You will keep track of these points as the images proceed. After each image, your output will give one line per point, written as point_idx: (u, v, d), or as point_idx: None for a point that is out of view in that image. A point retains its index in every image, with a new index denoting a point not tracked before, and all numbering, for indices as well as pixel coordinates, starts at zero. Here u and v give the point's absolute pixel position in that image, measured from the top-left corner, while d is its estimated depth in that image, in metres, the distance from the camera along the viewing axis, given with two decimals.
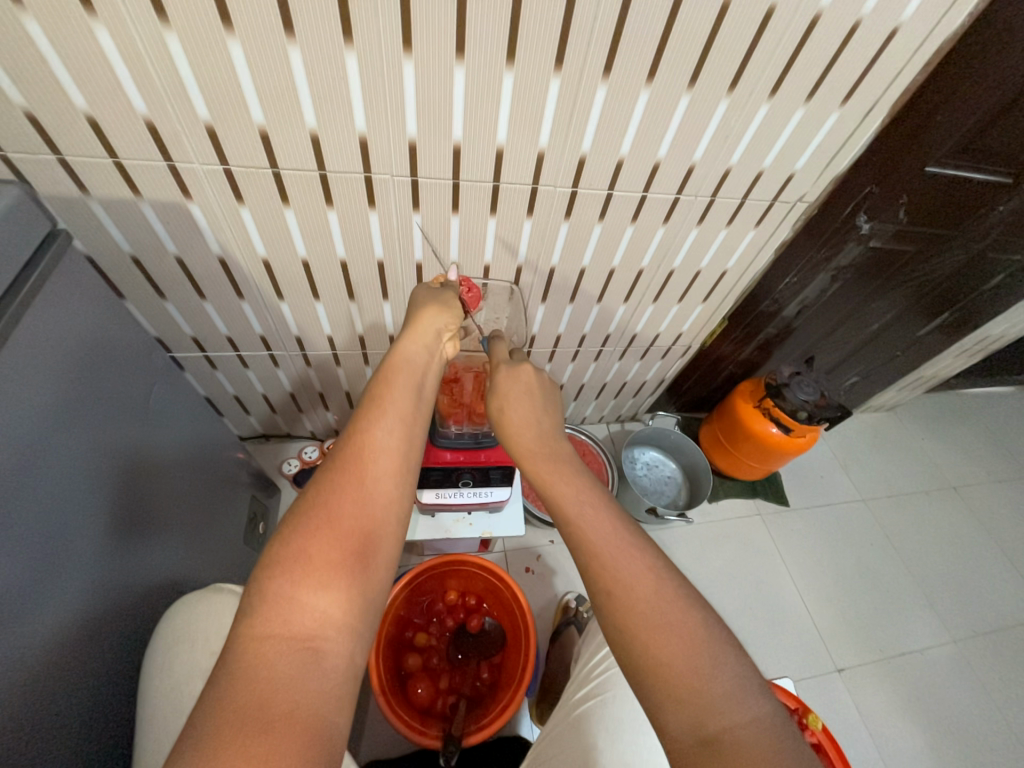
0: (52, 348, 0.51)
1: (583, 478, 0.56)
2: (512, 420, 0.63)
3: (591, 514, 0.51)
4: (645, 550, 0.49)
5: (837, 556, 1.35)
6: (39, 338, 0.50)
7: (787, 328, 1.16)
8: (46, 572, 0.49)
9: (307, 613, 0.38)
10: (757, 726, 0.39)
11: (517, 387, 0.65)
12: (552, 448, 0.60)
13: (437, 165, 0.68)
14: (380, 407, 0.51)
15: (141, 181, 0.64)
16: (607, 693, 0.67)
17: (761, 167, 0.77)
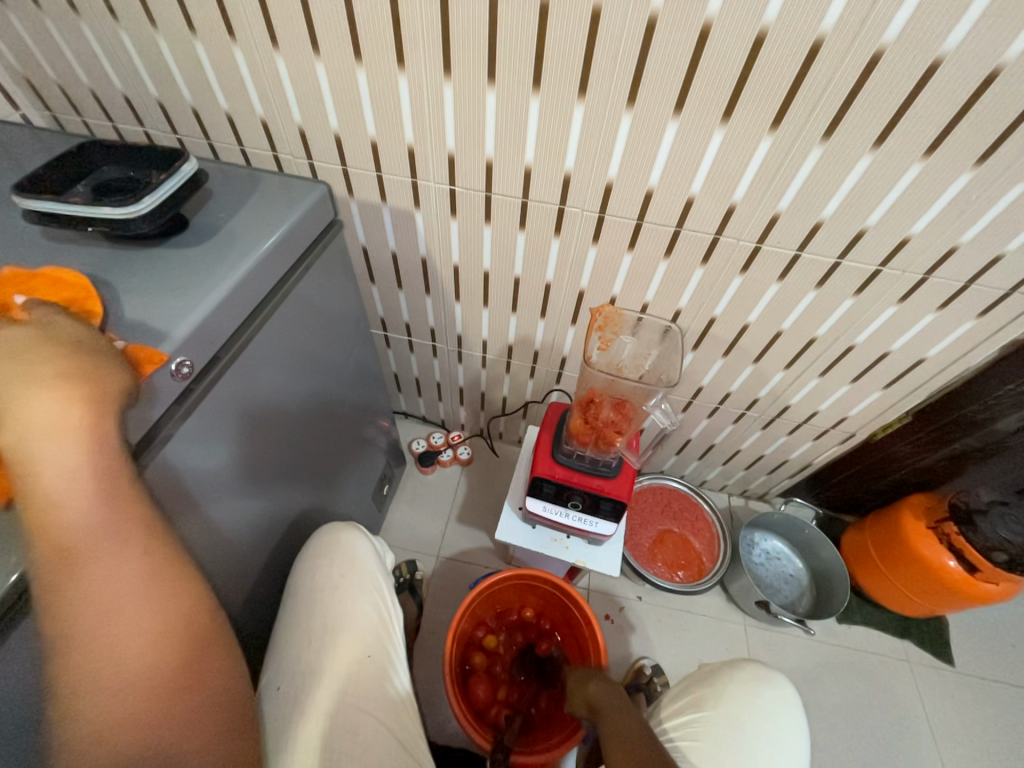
0: (298, 316, 0.68)
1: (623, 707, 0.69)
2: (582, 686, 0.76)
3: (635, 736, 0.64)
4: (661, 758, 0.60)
5: (1017, 758, 1.02)
6: (296, 304, 0.67)
7: (996, 444, 0.93)
8: (232, 491, 0.61)
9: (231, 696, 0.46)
10: None
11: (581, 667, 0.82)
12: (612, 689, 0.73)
13: (627, 206, 0.73)
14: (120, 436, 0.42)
15: (389, 191, 0.81)
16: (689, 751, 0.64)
17: (1002, 250, 0.66)
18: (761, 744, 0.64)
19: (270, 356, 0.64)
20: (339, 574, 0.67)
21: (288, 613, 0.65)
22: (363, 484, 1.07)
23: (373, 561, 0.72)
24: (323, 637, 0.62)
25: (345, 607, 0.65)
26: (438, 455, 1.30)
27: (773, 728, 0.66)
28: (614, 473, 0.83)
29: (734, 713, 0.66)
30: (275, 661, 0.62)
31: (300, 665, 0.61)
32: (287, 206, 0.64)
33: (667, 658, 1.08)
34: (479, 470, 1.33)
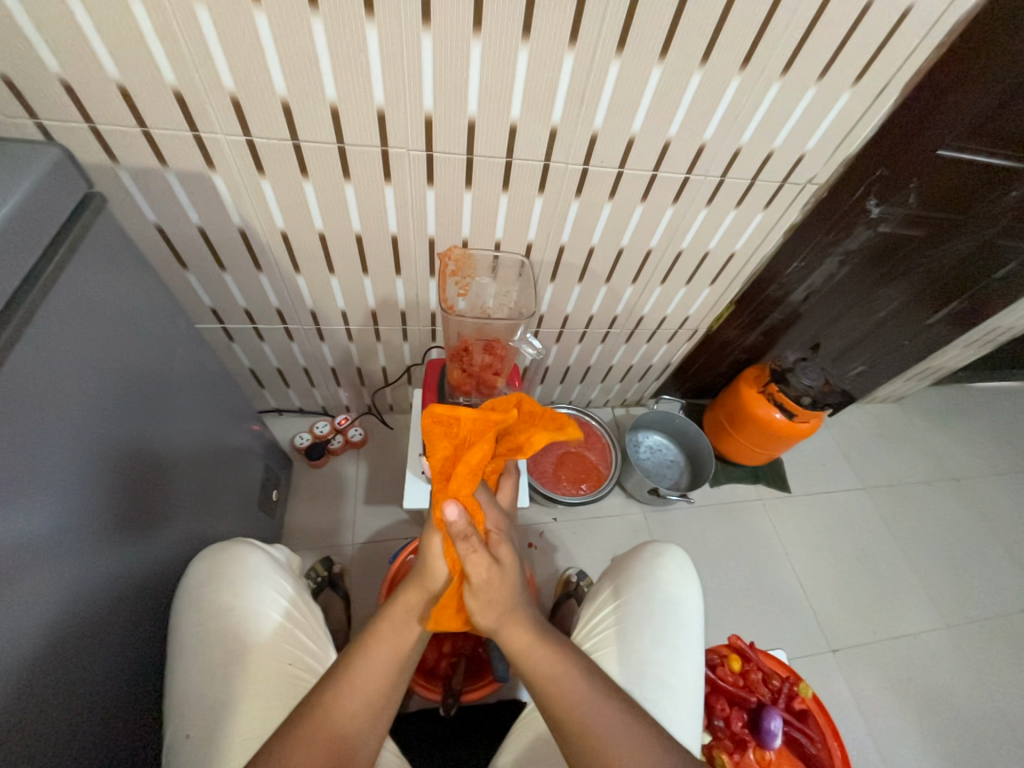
0: (77, 320, 0.54)
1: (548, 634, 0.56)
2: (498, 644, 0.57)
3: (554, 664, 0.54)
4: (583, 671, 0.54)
5: (836, 542, 1.37)
6: (67, 306, 0.53)
7: (793, 314, 1.17)
8: (51, 556, 0.50)
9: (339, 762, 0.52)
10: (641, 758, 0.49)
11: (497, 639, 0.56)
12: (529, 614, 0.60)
13: (453, 140, 0.69)
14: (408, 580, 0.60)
15: (167, 151, 0.66)
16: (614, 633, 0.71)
17: (772, 147, 0.77)
18: (666, 607, 0.72)
19: (44, 378, 0.49)
20: (232, 596, 0.60)
21: (178, 656, 0.57)
22: (244, 495, 0.96)
23: (271, 569, 0.65)
24: (229, 665, 0.56)
25: (247, 626, 0.58)
26: (327, 445, 1.21)
27: (673, 591, 0.73)
28: None
29: (641, 590, 0.74)
30: (174, 711, 0.54)
31: (207, 702, 0.54)
32: (6, 180, 0.48)
33: (587, 562, 1.21)
34: (376, 447, 1.28)
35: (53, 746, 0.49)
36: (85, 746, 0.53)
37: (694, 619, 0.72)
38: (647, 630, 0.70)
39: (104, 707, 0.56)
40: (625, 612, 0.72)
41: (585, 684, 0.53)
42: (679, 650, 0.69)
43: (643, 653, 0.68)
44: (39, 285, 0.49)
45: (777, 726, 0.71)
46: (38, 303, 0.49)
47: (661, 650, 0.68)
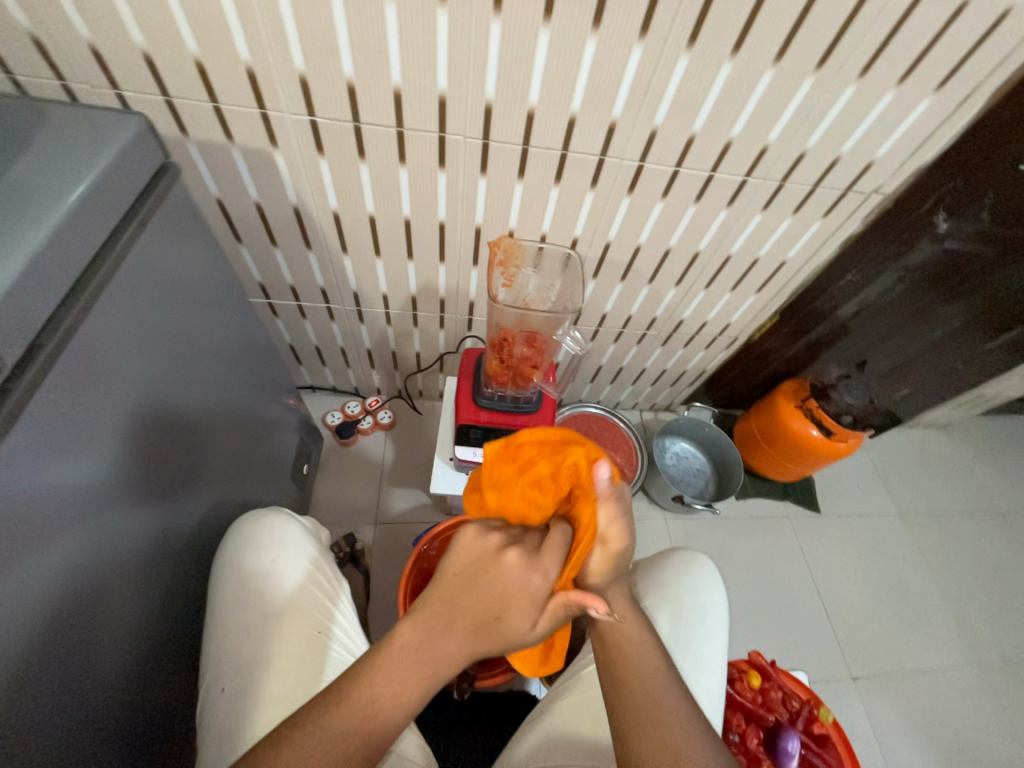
0: (142, 286, 0.56)
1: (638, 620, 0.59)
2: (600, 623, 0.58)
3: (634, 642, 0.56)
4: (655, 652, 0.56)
5: (865, 568, 1.32)
6: (139, 270, 0.55)
7: (840, 329, 1.13)
8: (104, 508, 0.53)
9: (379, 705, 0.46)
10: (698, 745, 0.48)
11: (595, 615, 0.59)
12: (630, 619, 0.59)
13: (510, 130, 0.69)
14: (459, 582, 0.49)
15: (233, 126, 0.68)
16: None
17: (839, 152, 0.74)
18: (693, 613, 0.71)
19: (113, 337, 0.52)
20: (269, 561, 0.62)
21: (217, 612, 0.59)
22: (278, 466, 0.99)
23: (305, 539, 0.67)
24: (265, 625, 0.58)
25: (282, 591, 0.60)
26: (357, 424, 1.24)
27: (701, 598, 0.73)
28: (536, 409, 0.85)
29: (668, 594, 0.73)
30: (212, 663, 0.57)
31: (242, 659, 0.56)
32: (90, 147, 0.51)
33: None
34: (404, 431, 1.30)
35: (96, 682, 0.52)
36: (124, 686, 0.57)
37: (719, 629, 0.71)
38: (672, 634, 0.69)
39: (142, 652, 0.60)
40: (651, 611, 0.71)
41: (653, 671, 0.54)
42: (703, 657, 0.68)
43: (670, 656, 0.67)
44: (114, 253, 0.52)
45: (794, 747, 0.71)
46: (113, 267, 0.51)
47: (688, 655, 0.68)
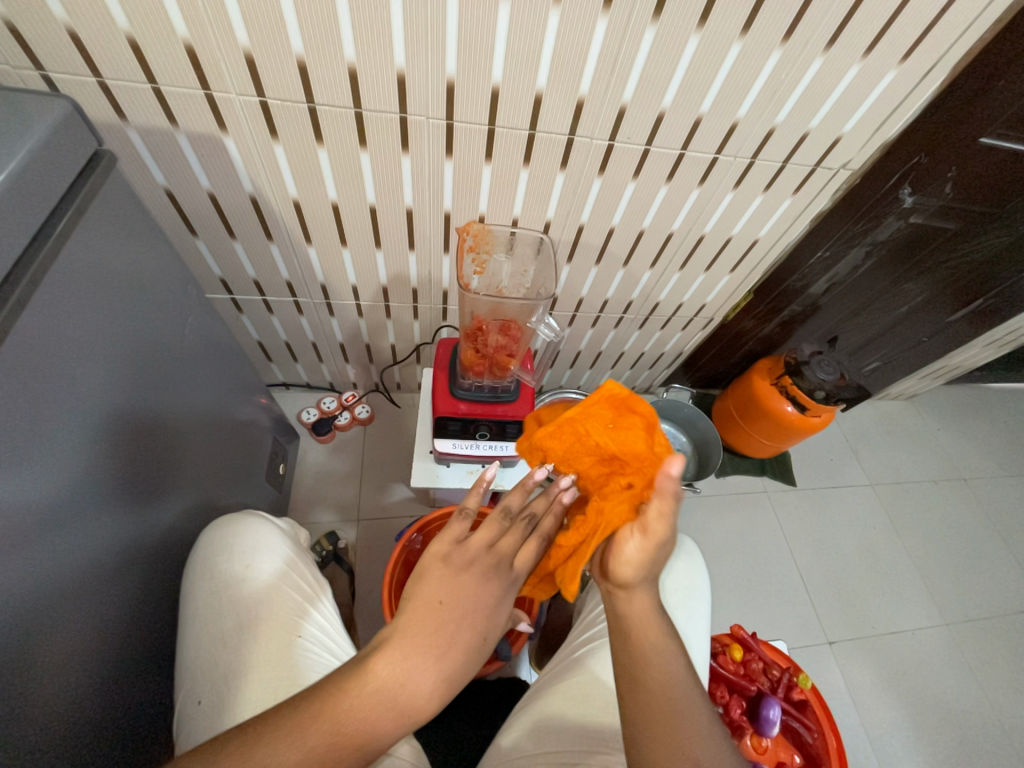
0: (82, 284, 0.52)
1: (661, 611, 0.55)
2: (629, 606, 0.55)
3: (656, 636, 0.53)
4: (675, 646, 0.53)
5: (838, 537, 1.37)
6: (76, 268, 0.51)
7: (812, 306, 1.15)
8: (58, 522, 0.50)
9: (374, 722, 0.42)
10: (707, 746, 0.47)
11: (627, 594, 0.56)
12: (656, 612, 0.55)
13: (475, 109, 0.66)
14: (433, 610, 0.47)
15: (177, 110, 0.64)
16: None
17: (807, 128, 0.74)
18: (674, 594, 0.72)
19: (53, 341, 0.49)
20: (242, 567, 0.60)
21: (190, 623, 0.57)
22: (252, 468, 0.96)
23: (281, 542, 0.65)
24: (241, 634, 0.56)
25: (258, 599, 0.58)
26: (334, 420, 1.21)
27: (682, 579, 0.74)
28: (514, 396, 0.85)
29: (650, 577, 0.73)
30: (186, 677, 0.55)
31: (217, 670, 0.54)
32: (10, 134, 0.46)
33: None
34: (383, 425, 1.27)
35: (58, 704, 0.50)
36: (91, 706, 0.54)
37: (701, 608, 0.72)
38: None
39: (110, 669, 0.57)
40: None
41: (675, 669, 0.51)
42: (686, 637, 0.69)
43: None
44: (44, 247, 0.48)
45: (776, 715, 0.72)
46: (42, 267, 0.47)
47: None
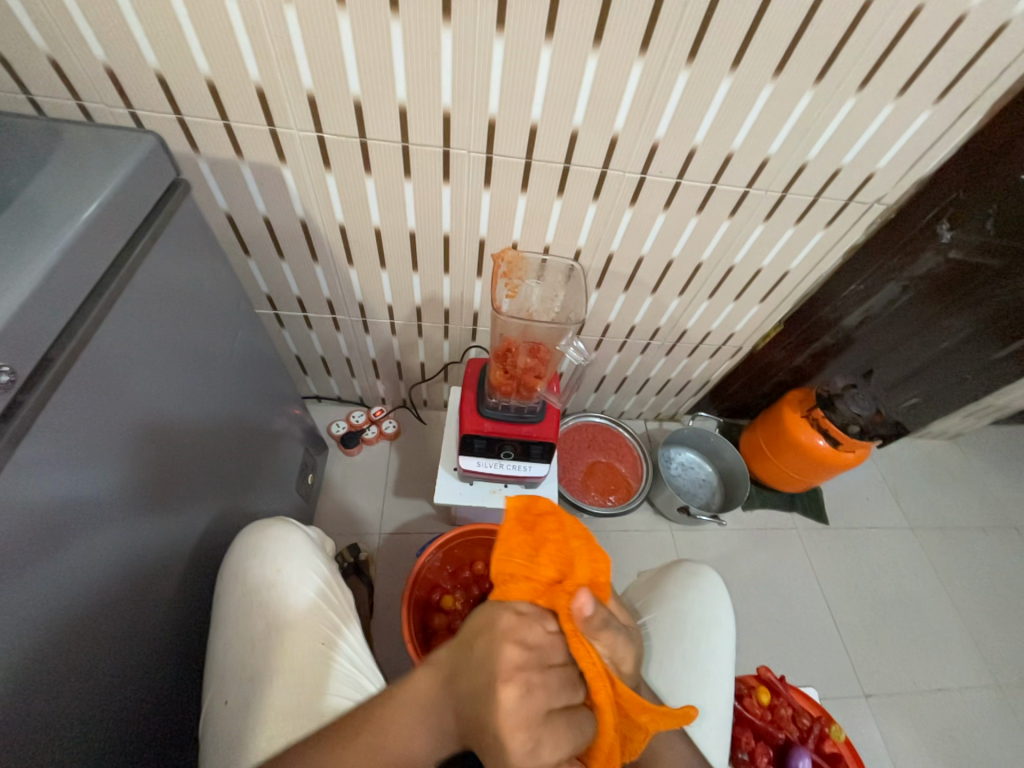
0: (152, 297, 0.57)
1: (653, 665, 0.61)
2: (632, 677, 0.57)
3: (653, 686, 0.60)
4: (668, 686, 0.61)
5: (875, 581, 1.30)
6: (149, 283, 0.56)
7: (845, 339, 1.13)
8: (114, 515, 0.53)
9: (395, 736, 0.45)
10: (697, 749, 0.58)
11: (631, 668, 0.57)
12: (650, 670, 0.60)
13: (514, 144, 0.70)
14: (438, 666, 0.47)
15: (243, 143, 0.70)
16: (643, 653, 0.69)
17: (840, 164, 0.75)
18: (699, 628, 0.70)
19: (125, 349, 0.54)
20: (273, 571, 0.62)
21: (221, 622, 0.59)
22: (283, 476, 0.99)
23: (311, 550, 0.67)
24: (268, 639, 0.58)
25: (286, 603, 0.60)
26: (362, 434, 1.24)
27: (707, 613, 0.71)
28: (540, 417, 0.85)
29: (672, 609, 0.72)
30: (216, 676, 0.57)
31: (245, 672, 0.56)
32: (104, 165, 0.52)
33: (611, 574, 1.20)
34: (408, 441, 1.30)
35: (98, 694, 0.52)
36: (126, 698, 0.56)
37: (727, 645, 0.70)
38: (677, 650, 0.68)
39: (144, 664, 0.59)
40: (654, 629, 0.70)
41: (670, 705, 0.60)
42: (710, 675, 0.67)
43: (672, 675, 0.66)
44: (124, 267, 0.53)
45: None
46: (122, 282, 0.52)
47: (692, 673, 0.67)
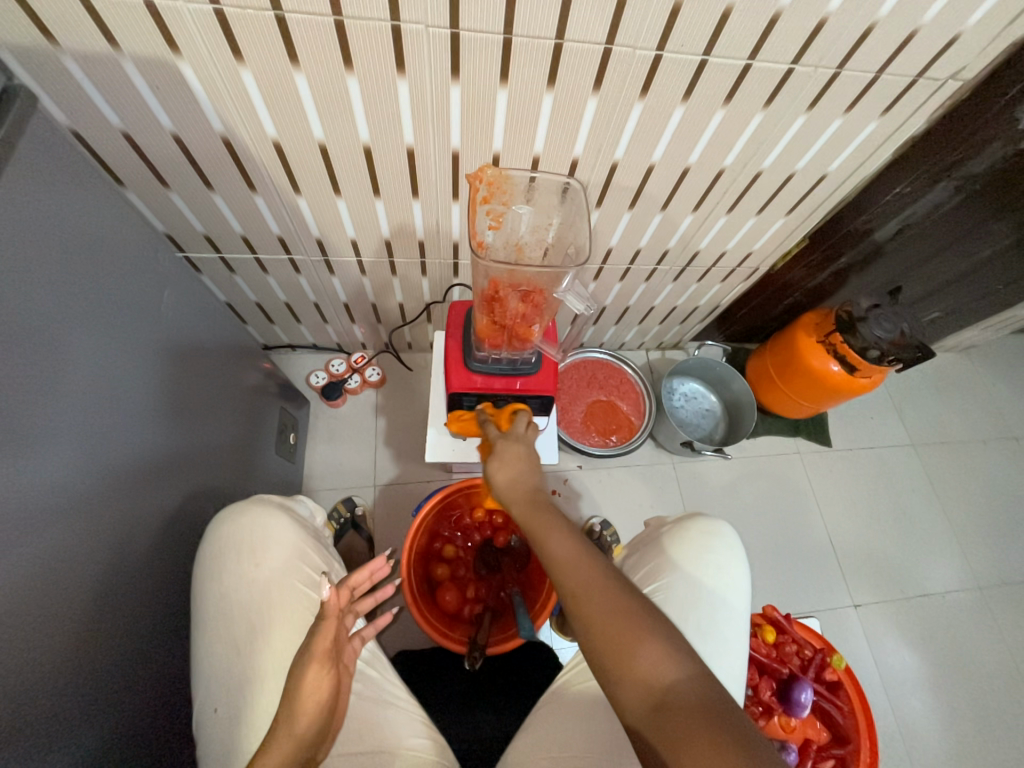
0: (18, 260, 0.44)
1: (635, 621, 0.45)
2: (628, 663, 0.44)
3: (646, 658, 0.44)
4: (648, 631, 0.45)
5: (873, 500, 1.31)
6: (7, 242, 0.43)
7: (874, 253, 1.00)
8: (41, 530, 0.46)
9: (305, 709, 0.48)
10: (684, 684, 0.42)
11: (632, 659, 0.44)
12: (614, 614, 0.46)
13: (487, 14, 0.52)
14: (316, 666, 0.50)
15: (116, 26, 0.51)
16: (674, 590, 0.67)
17: (917, 24, 0.57)
18: (721, 566, 0.69)
19: (1, 330, 0.42)
20: (252, 566, 0.57)
21: (198, 627, 0.55)
22: (260, 440, 0.92)
23: (293, 536, 0.62)
24: (253, 641, 0.54)
25: (269, 599, 0.56)
26: (344, 384, 1.15)
27: (723, 576, 0.68)
28: (537, 368, 0.76)
29: (692, 548, 0.70)
30: (202, 680, 0.53)
31: (232, 676, 0.52)
32: None
33: (613, 509, 1.19)
34: (395, 388, 1.21)
35: (69, 707, 0.49)
36: (105, 701, 0.53)
37: (744, 574, 0.70)
38: (690, 615, 0.65)
39: (119, 664, 0.56)
40: (679, 565, 0.69)
41: (662, 653, 0.44)
42: (733, 604, 0.67)
43: (703, 609, 0.66)
44: None
45: (807, 699, 0.70)
46: None
47: (718, 604, 0.67)
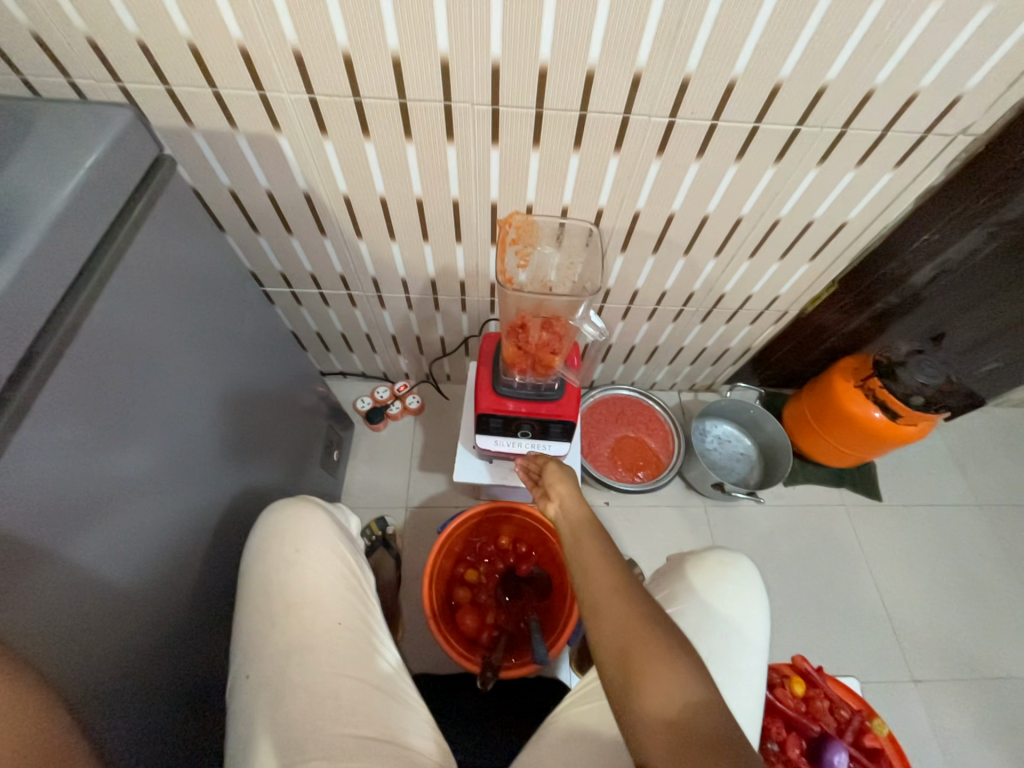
0: (146, 283, 0.56)
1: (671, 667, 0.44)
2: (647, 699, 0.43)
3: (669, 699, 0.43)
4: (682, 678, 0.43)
5: (933, 563, 1.20)
6: (140, 270, 0.55)
7: (912, 298, 0.98)
8: (135, 499, 0.55)
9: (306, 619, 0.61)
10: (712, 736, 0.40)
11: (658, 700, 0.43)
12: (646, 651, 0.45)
13: (522, 94, 0.63)
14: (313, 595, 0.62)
15: (236, 111, 0.66)
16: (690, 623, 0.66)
17: (917, 88, 0.62)
18: (740, 595, 0.68)
19: (126, 336, 0.54)
20: (292, 550, 0.63)
21: (244, 601, 0.61)
22: (308, 453, 1.01)
23: (331, 530, 0.67)
24: (286, 619, 0.59)
25: (304, 583, 0.61)
26: (386, 410, 1.25)
27: (740, 606, 0.67)
28: (559, 395, 0.80)
29: (709, 579, 0.69)
30: (241, 652, 0.59)
31: (265, 650, 0.58)
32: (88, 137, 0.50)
33: (640, 549, 1.17)
34: (432, 415, 1.29)
35: (132, 662, 0.56)
36: (158, 666, 0.60)
37: (764, 606, 0.69)
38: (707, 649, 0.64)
39: (171, 636, 0.62)
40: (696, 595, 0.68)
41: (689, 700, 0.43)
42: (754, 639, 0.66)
43: (723, 642, 0.65)
44: (110, 256, 0.52)
45: (841, 761, 0.65)
46: (112, 266, 0.52)
47: (737, 636, 0.66)
